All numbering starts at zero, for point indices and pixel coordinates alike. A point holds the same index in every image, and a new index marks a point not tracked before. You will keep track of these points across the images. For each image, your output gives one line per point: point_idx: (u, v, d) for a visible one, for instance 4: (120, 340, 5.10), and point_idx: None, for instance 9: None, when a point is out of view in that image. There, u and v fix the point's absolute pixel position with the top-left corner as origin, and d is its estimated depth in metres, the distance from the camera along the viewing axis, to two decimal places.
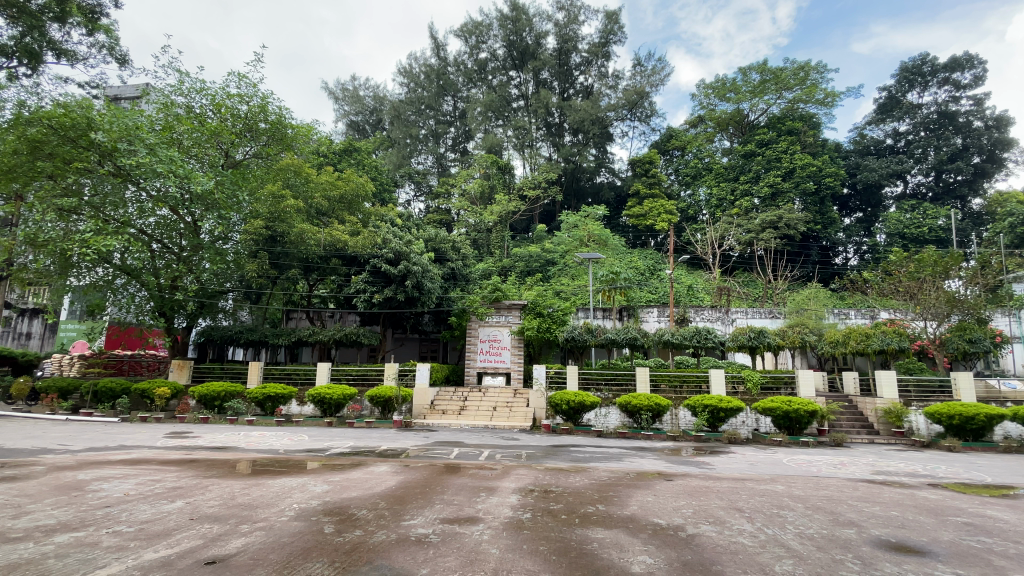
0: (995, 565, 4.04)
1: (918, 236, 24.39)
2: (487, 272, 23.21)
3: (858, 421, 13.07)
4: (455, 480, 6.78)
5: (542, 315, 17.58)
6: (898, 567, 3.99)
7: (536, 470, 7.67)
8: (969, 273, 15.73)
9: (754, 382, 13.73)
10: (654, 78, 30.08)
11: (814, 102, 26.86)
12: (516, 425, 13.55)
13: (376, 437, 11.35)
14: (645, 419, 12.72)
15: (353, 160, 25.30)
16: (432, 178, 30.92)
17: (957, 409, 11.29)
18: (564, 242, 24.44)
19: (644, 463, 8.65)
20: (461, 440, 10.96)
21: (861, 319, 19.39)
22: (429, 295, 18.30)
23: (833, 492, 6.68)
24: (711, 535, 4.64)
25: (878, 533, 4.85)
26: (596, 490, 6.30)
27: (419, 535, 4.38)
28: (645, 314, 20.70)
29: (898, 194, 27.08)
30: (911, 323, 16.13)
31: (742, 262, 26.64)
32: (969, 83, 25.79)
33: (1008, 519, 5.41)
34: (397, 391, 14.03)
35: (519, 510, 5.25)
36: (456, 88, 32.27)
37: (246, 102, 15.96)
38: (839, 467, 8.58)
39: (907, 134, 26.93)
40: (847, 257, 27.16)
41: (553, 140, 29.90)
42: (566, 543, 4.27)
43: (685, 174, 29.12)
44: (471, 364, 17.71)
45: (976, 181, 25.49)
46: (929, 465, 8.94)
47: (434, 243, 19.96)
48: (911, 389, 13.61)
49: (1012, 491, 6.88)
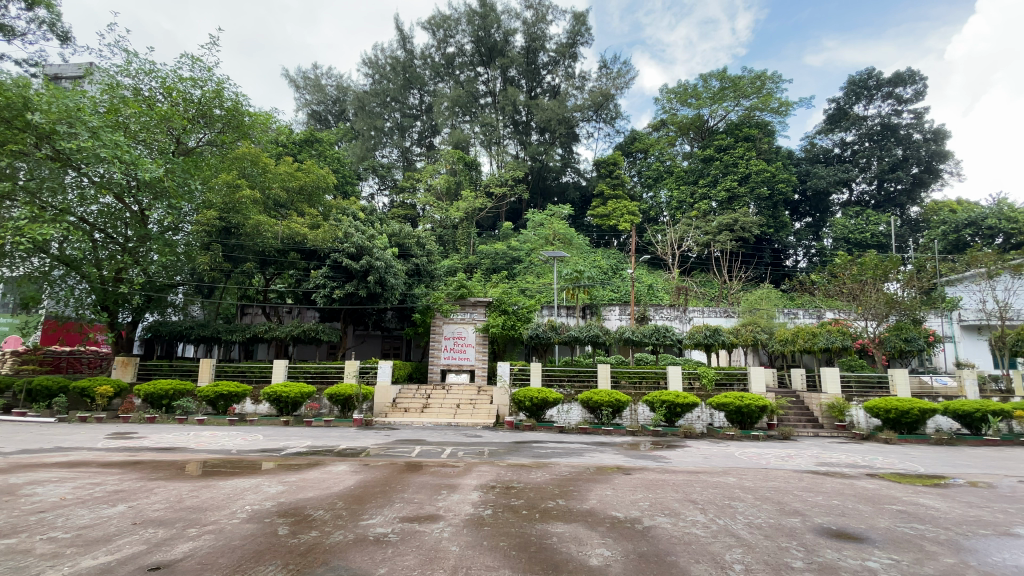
0: (927, 550, 4.34)
1: (861, 241, 25.79)
2: (452, 269, 23.08)
3: (804, 416, 13.76)
4: (417, 478, 6.72)
5: (506, 312, 17.23)
6: (838, 553, 4.24)
7: (498, 467, 7.70)
8: (906, 276, 16.81)
9: (709, 378, 14.26)
10: (620, 81, 30.57)
11: (770, 110, 27.99)
12: (479, 421, 13.54)
13: (335, 435, 11.12)
14: (606, 415, 12.96)
15: (314, 150, 24.59)
16: (397, 172, 30.48)
17: (893, 404, 12.05)
18: (530, 240, 24.58)
19: (604, 458, 8.84)
20: (423, 438, 10.87)
21: (809, 318, 20.40)
22: (393, 292, 17.94)
23: (780, 483, 7.01)
24: (666, 526, 4.79)
25: (821, 521, 5.14)
26: (557, 485, 6.39)
27: (377, 535, 4.32)
28: (607, 312, 21.12)
29: (844, 200, 28.60)
30: (854, 323, 17.06)
31: (699, 263, 27.58)
32: (910, 98, 27.42)
33: (938, 506, 5.82)
34: (357, 389, 13.76)
35: (480, 506, 5.26)
36: (422, 82, 31.91)
37: (200, 87, 15.24)
38: (786, 459, 9.02)
39: (853, 144, 28.43)
40: (797, 259, 28.57)
41: (520, 138, 30.03)
42: (526, 538, 4.31)
43: (648, 176, 29.94)
44: (435, 361, 17.53)
45: (914, 190, 27.20)
46: (867, 456, 9.53)
47: (398, 238, 19.86)
48: (853, 385, 14.43)
49: (942, 481, 7.41)
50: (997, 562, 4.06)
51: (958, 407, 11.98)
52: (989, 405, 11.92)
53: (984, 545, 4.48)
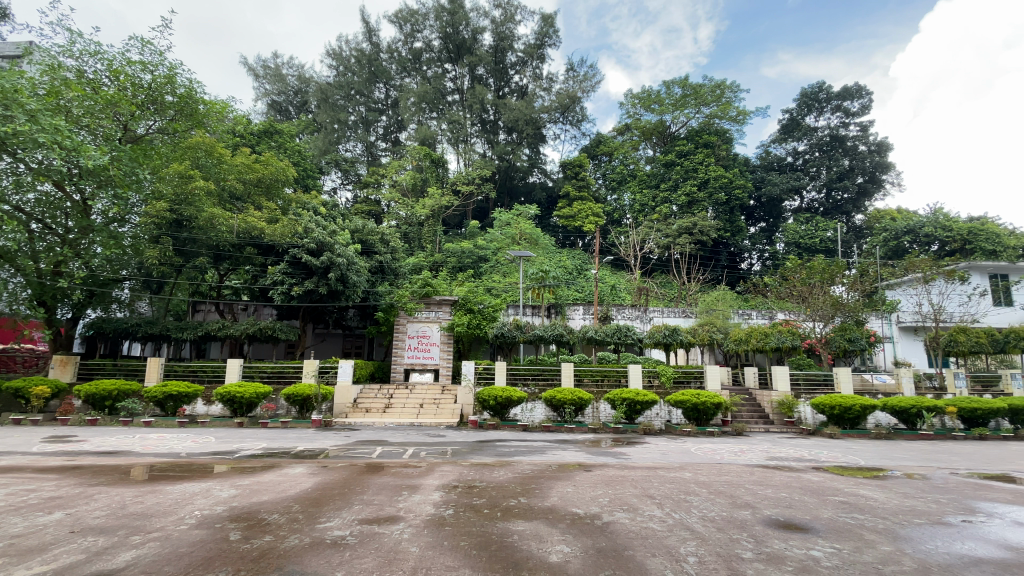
0: (865, 539, 4.62)
1: (811, 246, 27.02)
2: (417, 266, 22.80)
3: (757, 413, 14.37)
4: (377, 479, 6.62)
5: (472, 311, 17.19)
6: (785, 543, 4.45)
7: (461, 466, 7.67)
8: (851, 279, 17.70)
9: (668, 376, 14.67)
10: (586, 85, 30.97)
11: (728, 118, 29.04)
12: (442, 421, 13.43)
13: (292, 437, 10.81)
14: (569, 413, 13.14)
15: (273, 142, 23.74)
16: (362, 167, 29.87)
17: (837, 401, 12.74)
18: (496, 239, 24.53)
19: (566, 455, 8.95)
20: (385, 438, 10.70)
21: (761, 319, 21.33)
22: (354, 289, 17.58)
23: (733, 477, 7.29)
24: (625, 521, 4.90)
25: (770, 513, 5.38)
26: (519, 483, 6.43)
27: (334, 538, 4.23)
28: (571, 311, 21.38)
29: (796, 207, 29.94)
30: (803, 324, 17.84)
31: (660, 264, 28.29)
32: (857, 112, 28.97)
33: (875, 497, 6.20)
34: (316, 389, 13.41)
35: (441, 506, 5.23)
36: (388, 76, 31.35)
37: (150, 71, 14.48)
38: (739, 454, 9.39)
39: (805, 153, 29.81)
40: (752, 262, 29.73)
41: (487, 137, 30.00)
42: (487, 537, 4.31)
43: (612, 179, 30.48)
44: (398, 360, 17.26)
45: (859, 199, 28.78)
46: (814, 450, 10.04)
47: (361, 235, 19.42)
48: (801, 383, 15.19)
49: (881, 473, 7.89)
50: (928, 549, 4.36)
51: (896, 403, 12.77)
52: (922, 402, 12.76)
53: (916, 533, 4.80)
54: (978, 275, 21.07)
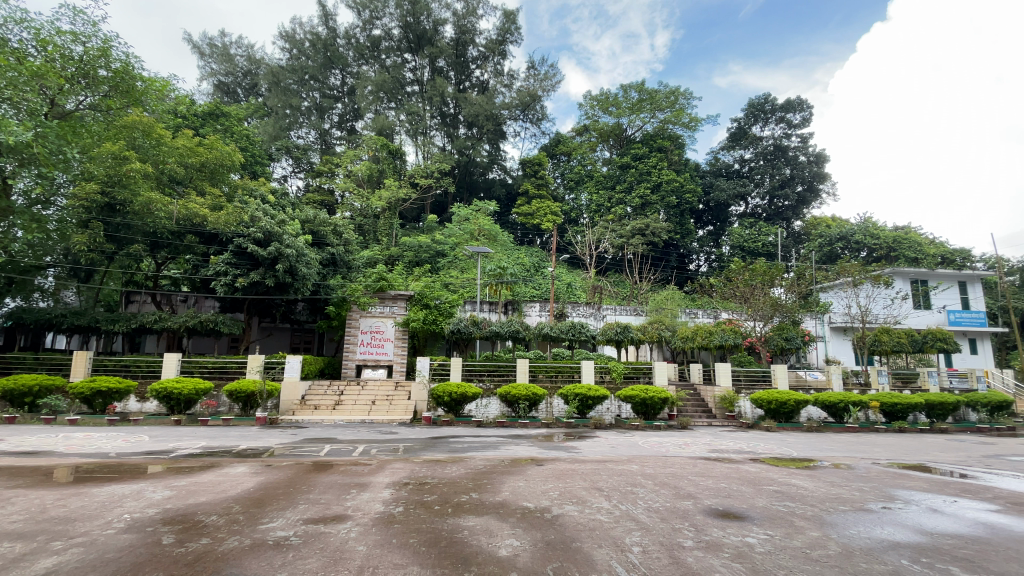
0: (796, 525, 4.93)
1: (753, 249, 28.44)
2: (372, 260, 22.30)
3: (701, 407, 15.04)
4: (325, 478, 6.45)
5: (428, 306, 17.00)
6: (723, 531, 4.69)
7: (412, 463, 7.59)
8: (788, 281, 18.92)
9: (618, 372, 15.09)
10: (546, 84, 31.13)
11: (681, 125, 30.07)
12: (395, 418, 13.21)
13: (234, 435, 10.34)
14: (523, 408, 13.26)
15: (219, 125, 22.54)
16: (314, 155, 28.88)
17: (774, 396, 13.51)
18: (454, 235, 24.31)
19: (519, 450, 9.03)
20: (334, 436, 10.43)
21: (706, 318, 22.35)
22: (304, 282, 16.93)
23: (678, 469, 7.60)
24: (573, 514, 5.01)
25: (710, 503, 5.64)
26: (471, 479, 6.44)
27: (277, 538, 4.09)
28: (528, 308, 21.57)
29: (741, 212, 31.42)
30: (745, 323, 18.76)
31: (613, 263, 28.97)
32: (798, 124, 30.69)
33: (806, 486, 6.64)
34: (262, 385, 12.88)
35: (391, 504, 5.15)
36: (345, 62, 30.43)
37: (82, 43, 13.41)
38: (684, 447, 9.80)
39: (751, 161, 31.30)
40: (699, 264, 30.90)
41: (447, 130, 29.69)
42: (437, 533, 4.30)
43: (571, 179, 30.91)
44: (350, 356, 16.74)
45: (798, 207, 30.50)
46: (752, 443, 10.61)
47: (311, 225, 19.01)
48: (742, 379, 16.01)
49: (811, 463, 8.45)
50: (851, 534, 4.71)
51: (826, 398, 13.69)
52: (850, 397, 13.73)
53: (841, 519, 5.17)
54: (901, 280, 22.32)
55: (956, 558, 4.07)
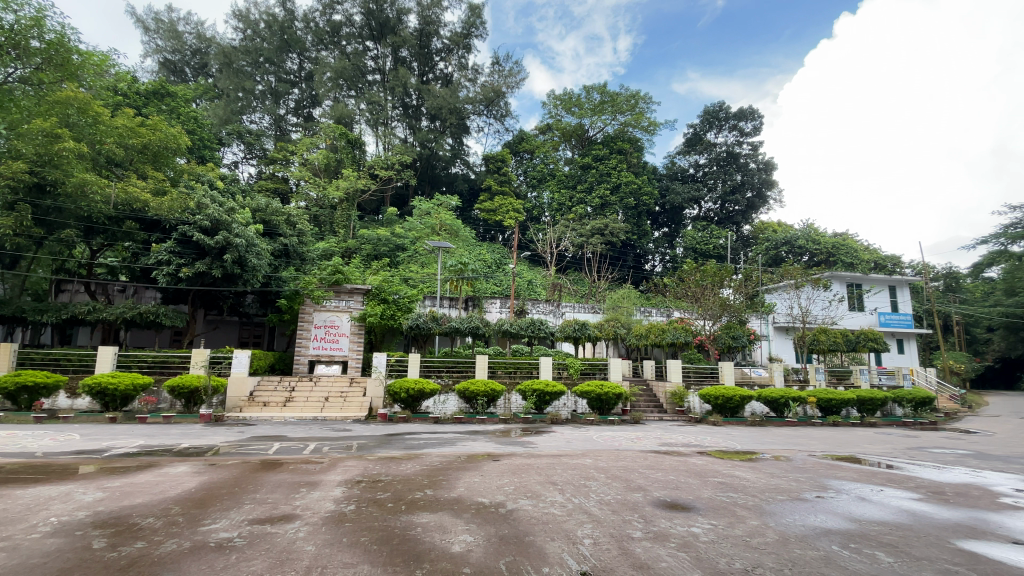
0: (738, 515, 5.19)
1: (705, 252, 29.53)
2: (328, 252, 21.69)
3: (652, 403, 15.54)
4: (273, 477, 6.23)
5: (386, 301, 16.76)
6: (670, 522, 4.87)
7: (366, 460, 7.45)
8: (737, 283, 19.83)
9: (576, 368, 15.40)
10: (511, 80, 30.97)
11: (641, 128, 30.82)
12: (349, 415, 12.91)
13: (176, 433, 9.82)
14: (481, 405, 13.23)
15: (164, 105, 21.24)
16: (268, 141, 27.72)
17: (721, 392, 14.10)
18: (415, 229, 23.95)
19: (475, 446, 9.04)
20: (284, 433, 10.09)
21: (660, 316, 23.05)
22: (254, 273, 16.21)
23: (630, 462, 7.82)
24: (528, 509, 5.07)
25: (659, 495, 5.84)
26: (426, 475, 6.40)
27: (219, 540, 3.92)
28: (488, 304, 21.51)
29: (695, 215, 32.55)
30: (695, 322, 19.49)
31: (573, 262, 29.40)
32: (750, 132, 32.01)
33: (748, 478, 6.98)
34: (206, 380, 12.29)
35: (342, 503, 5.04)
36: (302, 47, 29.40)
37: (12, 10, 12.82)
38: (636, 441, 10.10)
39: (705, 166, 32.46)
40: (655, 264, 31.72)
41: (409, 122, 29.15)
42: (389, 531, 4.25)
43: (533, 177, 31.05)
44: (303, 351, 16.23)
45: (748, 212, 31.77)
46: (700, 436, 11.05)
47: (262, 215, 18.17)
48: (692, 375, 16.65)
49: (754, 456, 8.89)
50: (788, 522, 5.00)
51: (769, 394, 14.43)
52: (790, 393, 14.55)
53: (779, 508, 5.48)
54: (839, 283, 23.76)
55: (881, 543, 4.40)
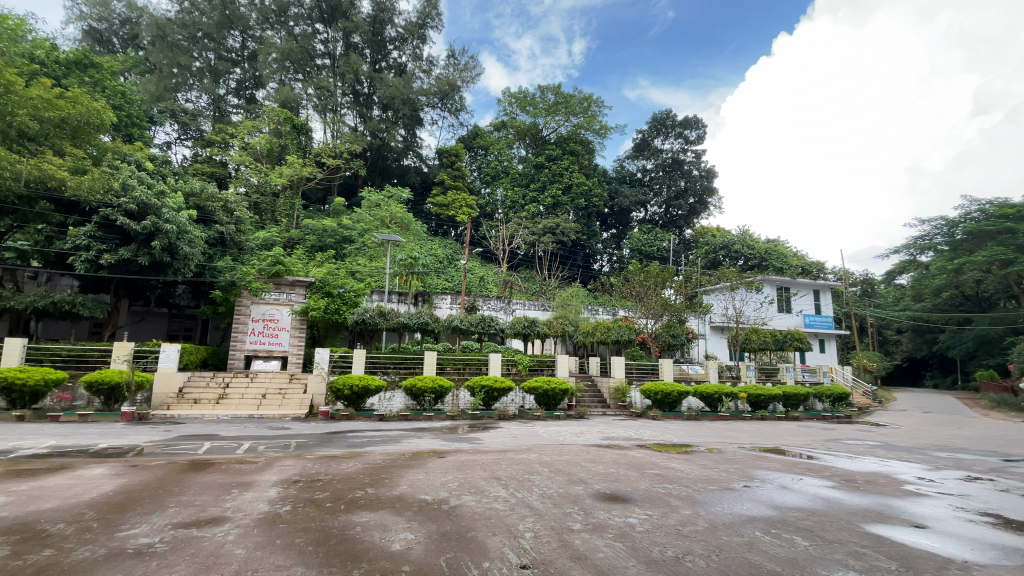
0: (672, 505, 5.44)
1: (649, 254, 30.58)
2: (268, 242, 20.74)
3: (597, 398, 16.01)
4: (202, 478, 5.89)
5: (331, 295, 16.27)
6: (609, 513, 5.05)
7: (305, 459, 7.20)
8: (678, 284, 20.69)
9: (524, 365, 15.65)
10: (467, 75, 30.62)
11: (592, 131, 31.54)
12: (287, 413, 12.42)
13: (93, 432, 9.07)
14: (428, 401, 13.06)
15: (87, 77, 19.40)
16: (206, 122, 26.01)
17: (661, 388, 14.68)
18: (364, 220, 23.30)
19: (421, 443, 8.94)
20: (216, 432, 9.56)
21: (606, 314, 23.67)
22: (185, 262, 15.23)
23: (573, 456, 8.01)
24: (470, 504, 5.08)
25: (599, 487, 6.02)
26: (367, 474, 6.27)
27: (138, 546, 3.67)
28: (438, 300, 21.30)
29: (641, 218, 33.68)
30: (638, 321, 20.25)
31: (525, 259, 29.64)
32: (694, 140, 33.46)
33: (683, 469, 7.33)
34: (129, 376, 11.44)
35: (277, 503, 4.85)
36: (246, 25, 27.80)
37: None
38: (580, 435, 10.36)
39: (651, 171, 33.66)
40: (603, 264, 32.48)
41: (360, 110, 28.27)
42: (326, 531, 4.13)
43: (487, 173, 30.96)
44: (238, 346, 15.38)
45: (690, 217, 33.10)
46: (640, 430, 11.48)
47: (196, 199, 17.16)
48: (634, 371, 17.32)
49: (689, 448, 9.34)
50: (717, 511, 5.30)
51: (705, 390, 15.15)
52: (724, 388, 15.35)
53: (710, 498, 5.79)
54: (770, 286, 25.33)
55: (798, 528, 4.74)
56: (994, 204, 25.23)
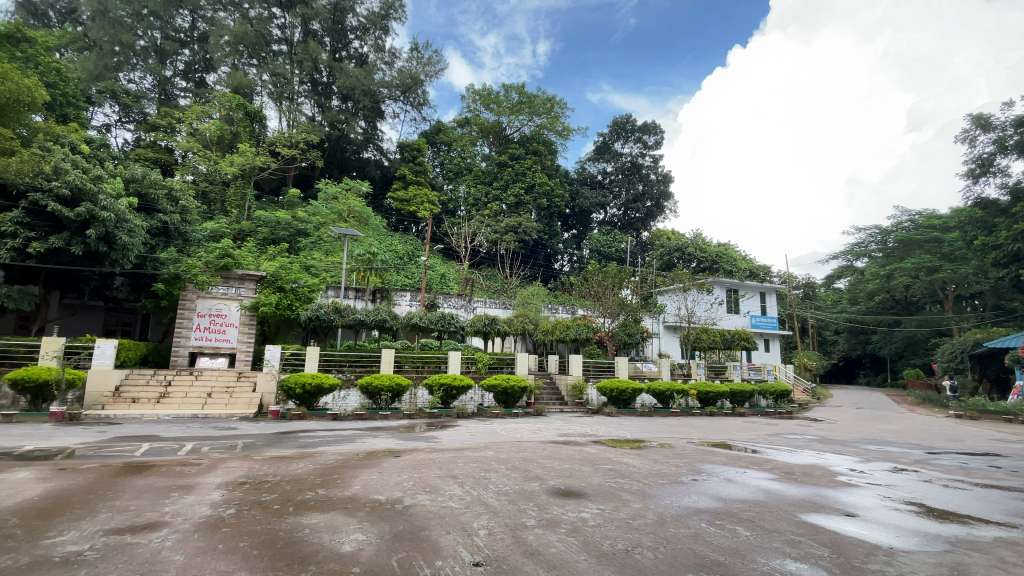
0: (623, 499, 5.59)
1: (608, 254, 31.20)
2: (217, 233, 19.81)
3: (555, 395, 16.23)
4: (139, 481, 5.57)
5: (282, 291, 15.89)
6: (562, 509, 5.12)
7: (252, 461, 6.92)
8: (635, 284, 21.25)
9: (484, 363, 15.62)
10: (430, 69, 30.14)
11: (555, 132, 31.85)
12: (234, 413, 11.90)
13: (15, 434, 8.39)
14: (385, 400, 12.85)
15: (16, 51, 17.80)
16: (150, 105, 24.53)
17: (616, 385, 15.03)
18: (320, 213, 22.62)
19: (376, 442, 8.78)
20: (156, 433, 9.06)
21: (565, 313, 23.96)
22: (124, 253, 14.26)
23: (529, 453, 8.09)
24: (425, 503, 5.04)
25: (554, 483, 6.11)
26: (318, 474, 6.10)
27: (65, 554, 3.43)
28: (398, 297, 20.91)
29: (601, 220, 34.30)
30: (596, 319, 20.68)
31: (487, 257, 29.59)
32: (652, 145, 34.34)
33: (635, 464, 7.54)
34: (59, 373, 10.68)
35: (221, 507, 4.65)
36: (196, 4, 26.33)
37: None
38: (537, 432, 10.46)
39: (611, 174, 34.32)
40: (564, 264, 32.84)
41: (317, 100, 27.41)
42: (273, 534, 3.99)
43: (449, 169, 30.68)
44: (182, 343, 14.51)
45: (647, 220, 34.01)
46: (595, 426, 11.73)
47: (137, 185, 16.13)
48: (591, 369, 17.69)
49: (642, 444, 9.60)
50: (666, 504, 5.48)
51: (658, 387, 15.64)
52: (675, 386, 15.88)
53: (660, 491, 5.99)
54: (720, 288, 26.39)
55: (741, 519, 4.98)
56: (921, 215, 27.49)
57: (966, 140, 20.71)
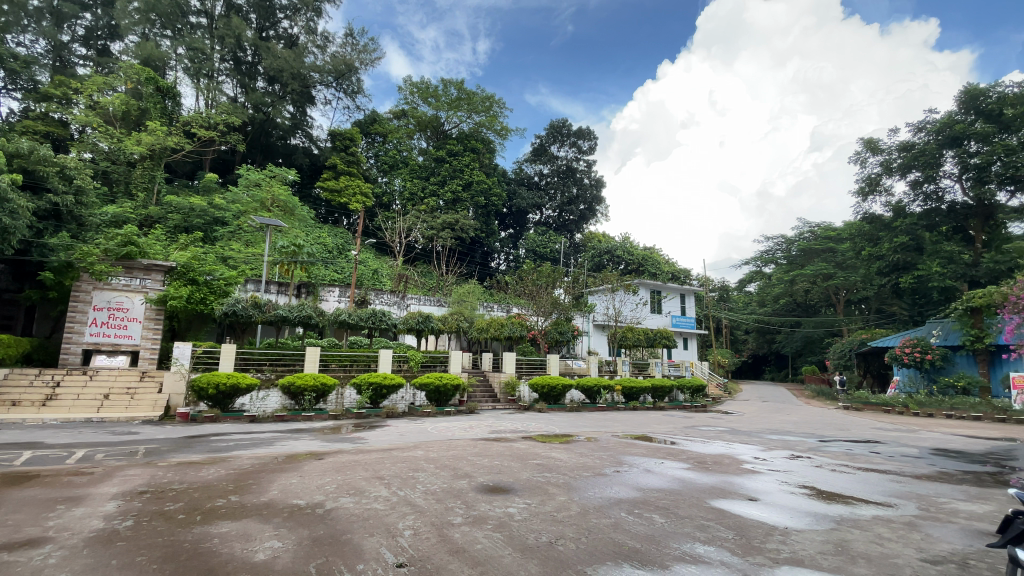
0: (549, 492, 5.75)
1: (543, 254, 31.74)
2: (118, 218, 17.91)
3: (487, 393, 16.32)
4: (16, 494, 4.94)
5: (195, 283, 14.65)
6: (490, 505, 5.18)
7: (156, 468, 6.36)
8: (566, 285, 21.89)
9: (416, 361, 15.32)
10: (365, 57, 29.05)
11: (493, 131, 31.97)
12: (136, 416, 10.90)
13: None
14: (308, 400, 12.33)
15: None
16: (42, 72, 21.56)
17: (547, 381, 15.44)
18: (241, 201, 21.15)
19: (297, 444, 8.39)
20: (41, 440, 8.07)
21: (500, 311, 24.03)
22: (10, 237, 12.70)
23: (459, 450, 8.07)
24: (349, 506, 4.90)
25: (482, 480, 6.16)
26: (232, 480, 5.73)
27: None
28: (325, 293, 20.12)
29: (536, 220, 34.86)
30: (530, 318, 20.93)
31: (422, 254, 29.10)
32: (586, 151, 35.36)
33: (562, 458, 7.76)
34: None
35: (117, 519, 4.25)
36: None
37: None
38: (467, 430, 10.45)
39: (547, 176, 34.97)
40: (500, 262, 33.02)
41: (241, 79, 25.70)
42: (177, 546, 3.71)
43: (384, 162, 29.75)
44: (74, 341, 13.01)
45: (580, 222, 35.05)
46: (525, 422, 11.93)
47: (21, 161, 14.13)
48: (523, 367, 17.96)
49: (569, 439, 9.89)
50: (589, 495, 5.70)
51: (586, 383, 16.22)
52: (602, 382, 16.54)
53: (584, 484, 6.22)
54: (645, 289, 27.71)
55: (657, 507, 5.29)
56: (820, 227, 30.66)
57: (859, 160, 23.18)
